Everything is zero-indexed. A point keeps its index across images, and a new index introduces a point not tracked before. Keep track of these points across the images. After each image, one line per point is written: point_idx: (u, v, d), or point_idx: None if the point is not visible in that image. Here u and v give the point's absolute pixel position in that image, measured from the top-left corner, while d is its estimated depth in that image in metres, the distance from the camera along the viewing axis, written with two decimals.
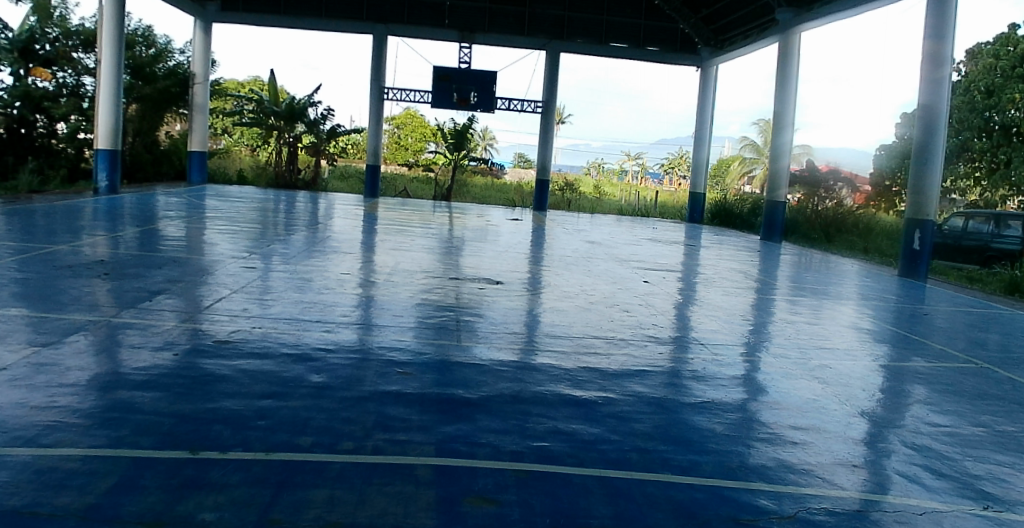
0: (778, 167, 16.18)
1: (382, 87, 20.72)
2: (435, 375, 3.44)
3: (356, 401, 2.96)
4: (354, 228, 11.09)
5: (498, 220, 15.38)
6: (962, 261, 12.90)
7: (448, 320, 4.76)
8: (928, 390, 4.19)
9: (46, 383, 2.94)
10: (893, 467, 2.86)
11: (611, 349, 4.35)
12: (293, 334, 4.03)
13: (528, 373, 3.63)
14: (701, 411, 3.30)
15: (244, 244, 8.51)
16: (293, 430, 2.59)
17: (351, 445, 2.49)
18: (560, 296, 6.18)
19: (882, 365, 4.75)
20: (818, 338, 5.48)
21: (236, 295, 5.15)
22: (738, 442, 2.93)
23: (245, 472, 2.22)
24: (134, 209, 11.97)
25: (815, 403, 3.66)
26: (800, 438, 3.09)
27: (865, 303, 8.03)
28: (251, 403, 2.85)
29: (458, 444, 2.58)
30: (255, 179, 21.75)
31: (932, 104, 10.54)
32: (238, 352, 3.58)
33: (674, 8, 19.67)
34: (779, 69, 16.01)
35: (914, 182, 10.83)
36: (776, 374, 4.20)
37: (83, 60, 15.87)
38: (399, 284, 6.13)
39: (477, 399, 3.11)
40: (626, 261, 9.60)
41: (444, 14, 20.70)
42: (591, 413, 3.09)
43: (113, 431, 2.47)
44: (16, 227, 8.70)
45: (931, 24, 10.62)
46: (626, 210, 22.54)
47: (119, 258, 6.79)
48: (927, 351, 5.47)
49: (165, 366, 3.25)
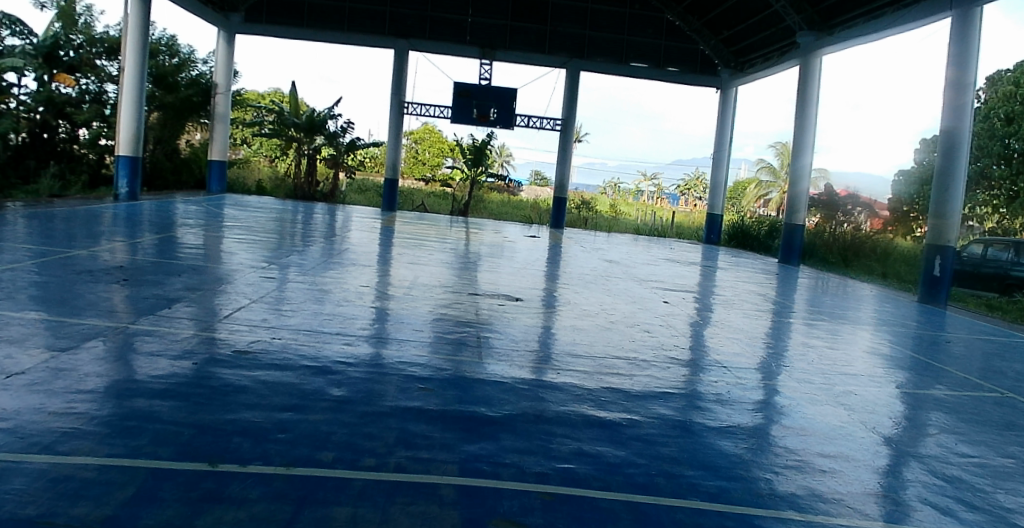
0: (797, 191, 16.08)
1: (402, 102, 20.93)
2: (456, 392, 3.38)
3: (377, 416, 2.88)
4: (371, 241, 11.12)
5: (515, 236, 15.38)
6: (981, 288, 12.69)
7: (467, 336, 4.71)
8: (953, 419, 4.08)
9: (64, 389, 2.92)
10: (925, 498, 2.76)
11: (633, 370, 4.26)
12: (312, 346, 3.97)
13: (549, 392, 3.56)
14: (728, 436, 3.21)
15: (262, 253, 8.55)
16: (314, 444, 2.53)
17: (372, 461, 2.42)
18: (578, 315, 6.09)
19: (905, 393, 4.62)
20: (841, 364, 5.35)
21: (255, 305, 5.13)
22: (764, 469, 2.84)
23: (265, 486, 2.18)
24: (153, 216, 12.05)
25: (843, 430, 3.56)
26: (830, 466, 2.99)
27: (885, 329, 7.89)
28: (271, 415, 2.78)
29: (481, 463, 2.52)
30: (273, 191, 22.13)
31: (954, 129, 10.41)
32: (256, 363, 3.52)
33: (694, 29, 19.78)
34: (799, 92, 15.90)
35: (935, 207, 10.65)
36: (801, 399, 4.10)
37: (106, 68, 16.22)
38: (417, 297, 6.10)
39: (500, 418, 3.04)
40: (645, 281, 9.53)
41: (466, 30, 20.81)
42: (616, 435, 3.01)
43: (131, 440, 2.43)
44: (38, 231, 8.78)
45: (954, 55, 10.54)
46: (643, 230, 22.73)
47: (137, 265, 6.81)
48: (949, 379, 5.35)
49: (184, 375, 3.21)
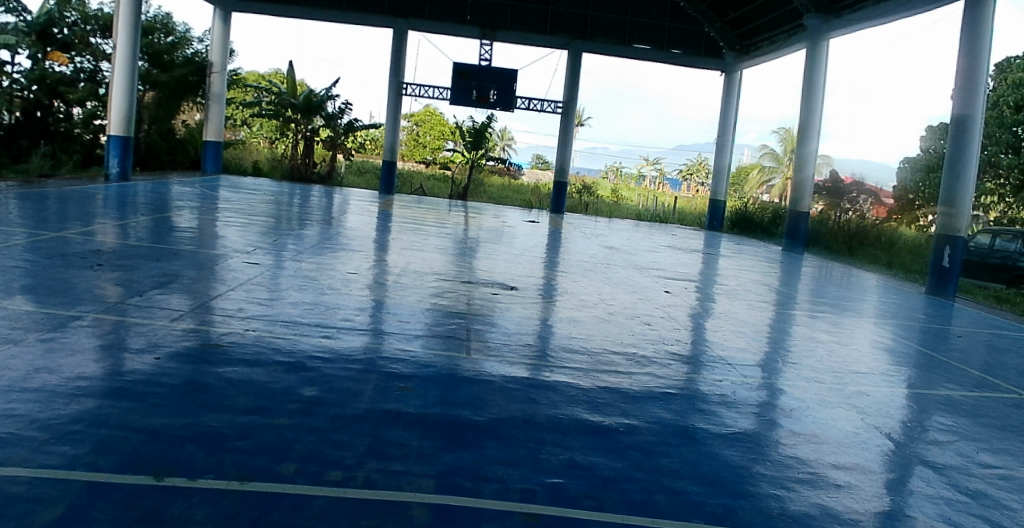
0: (803, 178, 15.76)
1: (401, 83, 20.56)
2: (439, 392, 3.13)
3: (351, 421, 2.63)
4: (367, 225, 10.85)
5: (514, 221, 15.09)
6: (988, 279, 12.43)
7: (457, 328, 4.46)
8: (973, 424, 3.82)
9: (10, 386, 2.65)
10: (947, 517, 2.51)
11: (631, 367, 4.00)
12: (289, 340, 3.72)
13: (541, 392, 3.30)
14: (734, 445, 2.96)
15: (254, 236, 8.30)
16: (275, 455, 2.28)
17: (339, 475, 2.17)
18: (576, 305, 5.84)
19: (922, 394, 4.34)
20: (851, 362, 5.08)
21: (236, 292, 4.87)
22: (774, 484, 2.59)
23: (212, 505, 1.92)
24: (146, 197, 11.79)
25: (857, 437, 3.31)
26: (845, 480, 2.75)
27: (891, 321, 7.64)
28: (232, 418, 2.53)
29: (461, 478, 2.27)
30: (270, 172, 21.82)
31: (965, 115, 10.06)
32: (225, 358, 3.27)
33: (699, 11, 19.34)
34: (806, 76, 15.50)
35: (945, 195, 10.33)
36: (811, 401, 3.84)
37: (100, 46, 15.96)
38: (408, 286, 5.84)
39: (485, 423, 2.79)
40: (646, 269, 9.27)
41: (466, 10, 20.39)
42: (612, 444, 2.76)
43: (72, 448, 2.18)
44: (27, 212, 8.55)
45: (965, 42, 10.18)
46: (644, 216, 22.45)
47: (122, 248, 6.55)
48: (964, 378, 5.09)
49: (144, 372, 2.95)
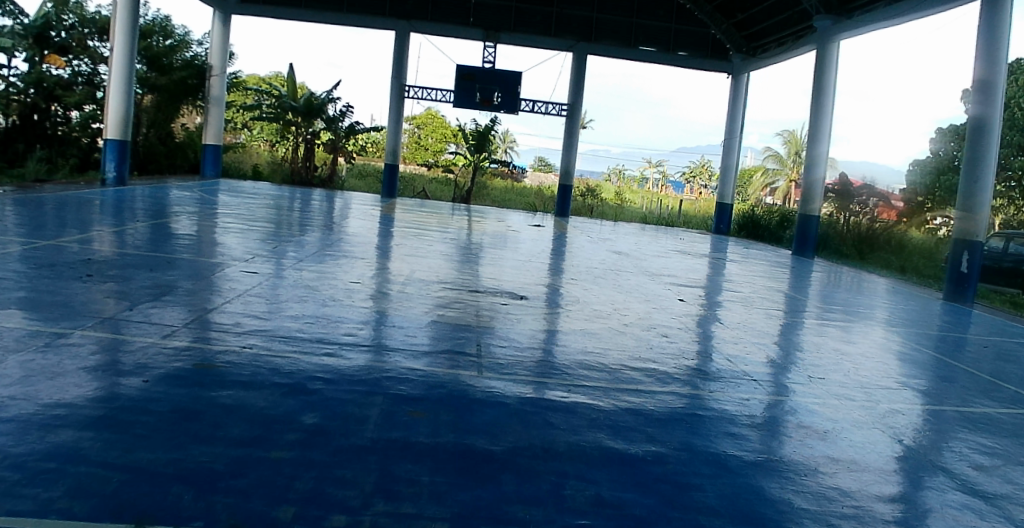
0: (813, 180, 15.51)
1: (404, 85, 20.35)
2: (450, 417, 2.89)
3: (355, 454, 2.40)
4: (370, 230, 10.63)
5: (519, 225, 14.88)
6: (1004, 284, 12.16)
7: (465, 343, 4.22)
8: (1016, 446, 3.58)
9: None
10: None
11: (652, 386, 3.76)
12: (289, 358, 3.49)
13: (560, 416, 3.06)
14: (771, 475, 2.72)
15: (254, 243, 8.08)
16: (272, 496, 2.05)
17: (342, 520, 1.95)
18: (588, 316, 5.60)
19: (958, 413, 4.09)
20: (880, 376, 4.83)
21: (233, 305, 4.65)
22: (819, 521, 2.35)
23: None
24: (145, 203, 11.58)
25: (901, 464, 3.06)
26: (895, 515, 2.51)
27: (911, 329, 7.39)
28: (225, 452, 2.31)
29: (479, 521, 2.04)
30: (270, 175, 21.61)
31: (984, 117, 9.83)
32: (220, 380, 3.03)
33: (706, 13, 19.03)
34: (815, 77, 15.27)
35: (962, 199, 10.08)
36: (845, 422, 3.60)
37: (100, 49, 15.60)
38: (414, 296, 5.61)
39: (501, 453, 2.56)
40: (656, 275, 9.03)
41: (469, 12, 20.20)
42: (641, 476, 2.53)
43: (44, 491, 1.96)
44: (23, 218, 8.34)
45: (982, 46, 9.96)
46: (650, 219, 22.22)
47: (118, 257, 6.34)
48: (998, 392, 4.83)
49: (128, 398, 2.71)
